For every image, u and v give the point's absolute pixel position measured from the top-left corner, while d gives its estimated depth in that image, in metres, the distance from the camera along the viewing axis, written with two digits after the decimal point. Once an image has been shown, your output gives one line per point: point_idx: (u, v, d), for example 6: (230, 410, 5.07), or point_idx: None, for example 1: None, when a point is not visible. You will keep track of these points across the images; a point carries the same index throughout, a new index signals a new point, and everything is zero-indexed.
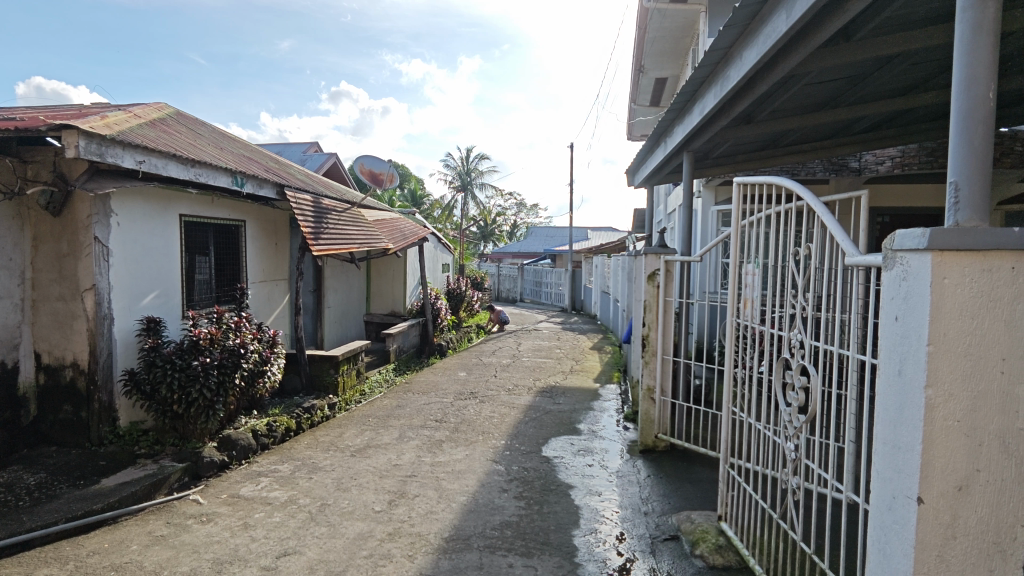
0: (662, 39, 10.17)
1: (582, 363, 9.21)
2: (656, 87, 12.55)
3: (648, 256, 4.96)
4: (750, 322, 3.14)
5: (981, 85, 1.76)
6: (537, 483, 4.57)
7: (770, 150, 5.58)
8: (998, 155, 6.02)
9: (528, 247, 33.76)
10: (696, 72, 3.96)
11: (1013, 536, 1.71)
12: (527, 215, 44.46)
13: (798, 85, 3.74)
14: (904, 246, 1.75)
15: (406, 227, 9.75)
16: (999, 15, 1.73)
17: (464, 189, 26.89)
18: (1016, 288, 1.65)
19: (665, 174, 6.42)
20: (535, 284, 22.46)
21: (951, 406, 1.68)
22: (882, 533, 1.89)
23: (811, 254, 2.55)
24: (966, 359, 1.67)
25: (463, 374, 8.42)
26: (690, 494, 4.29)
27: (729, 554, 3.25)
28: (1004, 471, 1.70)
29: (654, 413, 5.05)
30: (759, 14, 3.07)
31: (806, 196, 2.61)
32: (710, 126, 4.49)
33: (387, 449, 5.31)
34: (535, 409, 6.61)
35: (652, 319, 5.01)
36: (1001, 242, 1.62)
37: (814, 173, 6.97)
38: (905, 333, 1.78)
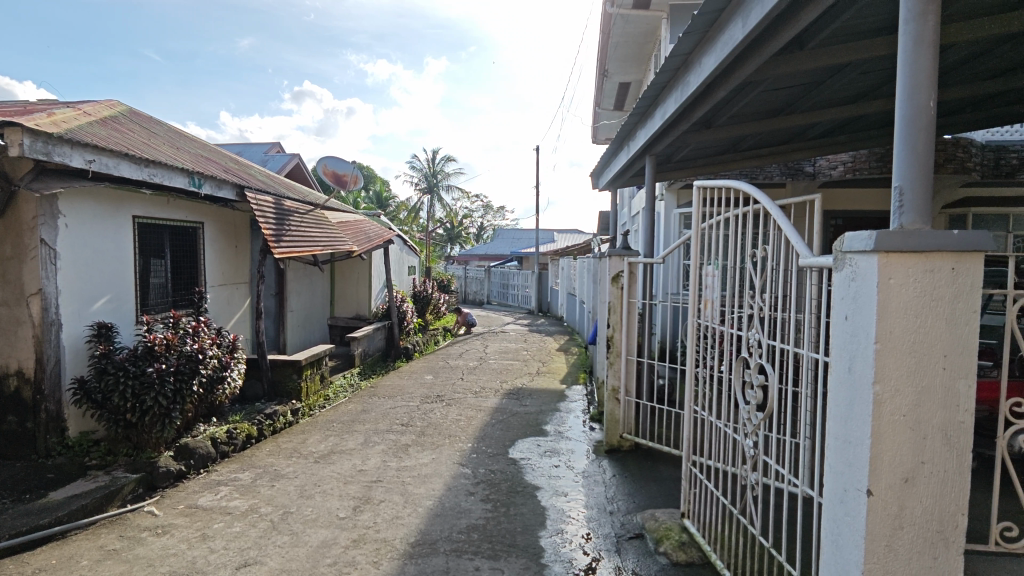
0: (625, 44, 10.33)
1: (548, 365, 9.26)
2: (619, 92, 12.75)
3: (612, 259, 5.05)
4: (710, 323, 3.21)
5: (923, 94, 1.84)
6: (504, 485, 4.58)
7: (730, 155, 5.72)
8: (942, 161, 6.31)
9: (495, 249, 33.78)
10: (658, 77, 4.03)
11: (954, 525, 1.80)
12: (495, 218, 44.46)
13: (754, 92, 3.85)
14: (853, 248, 1.82)
15: (371, 229, 9.63)
16: (939, 27, 1.82)
17: (430, 191, 26.77)
18: (955, 287, 1.73)
19: (629, 177, 6.52)
20: (502, 286, 22.47)
21: (898, 401, 1.75)
22: (835, 525, 1.96)
23: (767, 255, 2.63)
24: (910, 356, 1.74)
25: (430, 377, 8.36)
26: (654, 492, 4.36)
27: (692, 551, 3.33)
28: (946, 463, 1.78)
29: (619, 414, 5.11)
30: (717, 22, 3.14)
31: (763, 200, 2.68)
32: (672, 130, 4.58)
33: (351, 455, 5.24)
34: (501, 411, 6.61)
35: (616, 320, 5.08)
36: (942, 243, 1.69)
37: (771, 177, 7.19)
38: (855, 331, 1.84)
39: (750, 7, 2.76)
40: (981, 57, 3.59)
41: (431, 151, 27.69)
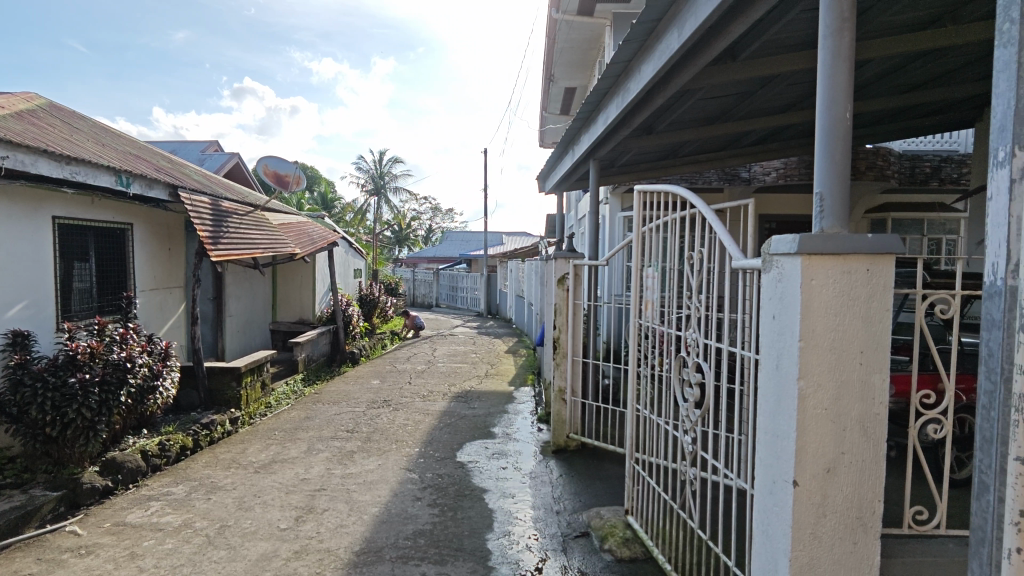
0: (570, 50, 10.49)
1: (497, 367, 9.28)
2: (565, 97, 12.94)
3: (558, 260, 5.10)
4: (652, 323, 3.30)
5: (840, 106, 1.95)
6: (451, 489, 4.55)
7: (670, 160, 5.90)
8: (864, 168, 6.69)
9: (444, 251, 33.57)
10: (600, 84, 4.11)
11: (871, 510, 1.91)
12: (443, 220, 44.18)
13: (692, 99, 3.98)
14: (779, 251, 1.92)
15: (315, 231, 9.38)
16: (853, 43, 1.93)
17: (377, 193, 26.34)
18: (870, 287, 1.85)
19: (574, 181, 6.61)
20: (451, 289, 22.32)
21: (820, 395, 1.85)
22: (765, 515, 2.05)
23: (702, 258, 2.72)
24: (831, 353, 1.84)
25: (377, 382, 8.21)
26: (600, 491, 4.43)
27: (636, 546, 3.41)
28: (865, 453, 1.90)
29: (565, 414, 5.18)
30: (655, 30, 3.24)
31: (698, 204, 2.77)
32: (614, 136, 4.69)
33: (294, 464, 5.07)
34: (449, 415, 6.57)
35: (562, 322, 5.13)
36: (858, 245, 1.80)
37: (709, 183, 7.45)
38: (781, 329, 1.94)
39: (686, 17, 2.84)
40: (897, 73, 3.84)
41: (378, 152, 27.27)
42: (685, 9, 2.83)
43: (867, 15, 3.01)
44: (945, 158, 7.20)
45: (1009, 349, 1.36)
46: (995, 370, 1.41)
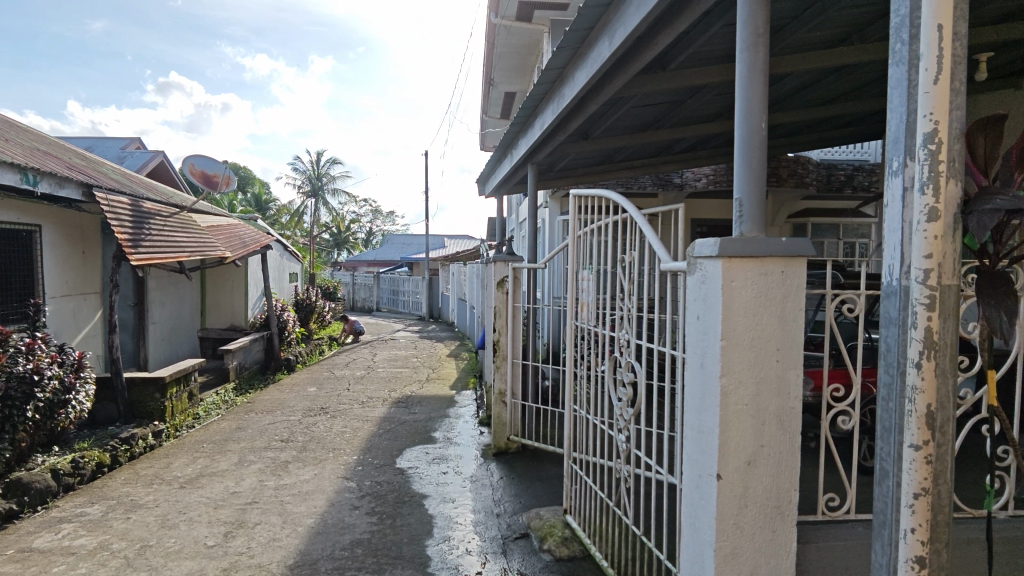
0: (509, 55, 10.56)
1: (438, 371, 9.20)
2: (505, 101, 13.03)
3: (497, 264, 5.13)
4: (587, 324, 3.37)
5: (756, 117, 2.06)
6: (390, 496, 4.47)
7: (606, 165, 6.03)
8: (785, 175, 7.08)
9: (385, 255, 33.03)
10: (536, 89, 4.16)
11: (788, 499, 2.02)
12: (384, 223, 43.47)
13: (625, 106, 4.09)
14: (702, 254, 2.00)
15: (246, 234, 9.00)
16: (768, 58, 2.04)
17: (314, 194, 25.62)
18: (785, 288, 1.95)
19: (513, 185, 6.66)
20: (392, 293, 21.96)
21: (741, 391, 1.94)
22: (693, 508, 2.12)
23: (634, 261, 2.80)
24: (750, 351, 1.94)
25: (313, 389, 7.96)
26: (540, 491, 4.47)
27: (574, 545, 3.47)
28: (781, 445, 2.00)
29: (505, 416, 5.21)
30: (587, 39, 3.31)
31: (630, 209, 2.85)
32: (551, 140, 4.75)
33: (223, 477, 4.85)
34: (389, 421, 6.46)
35: (502, 325, 5.16)
36: (773, 248, 1.90)
37: (644, 188, 7.69)
38: (704, 329, 2.02)
39: (616, 27, 2.92)
40: (813, 86, 4.09)
41: (316, 153, 26.56)
42: (616, 19, 2.90)
43: (784, 31, 3.19)
44: (857, 167, 7.71)
45: (903, 344, 1.48)
46: (893, 364, 1.51)
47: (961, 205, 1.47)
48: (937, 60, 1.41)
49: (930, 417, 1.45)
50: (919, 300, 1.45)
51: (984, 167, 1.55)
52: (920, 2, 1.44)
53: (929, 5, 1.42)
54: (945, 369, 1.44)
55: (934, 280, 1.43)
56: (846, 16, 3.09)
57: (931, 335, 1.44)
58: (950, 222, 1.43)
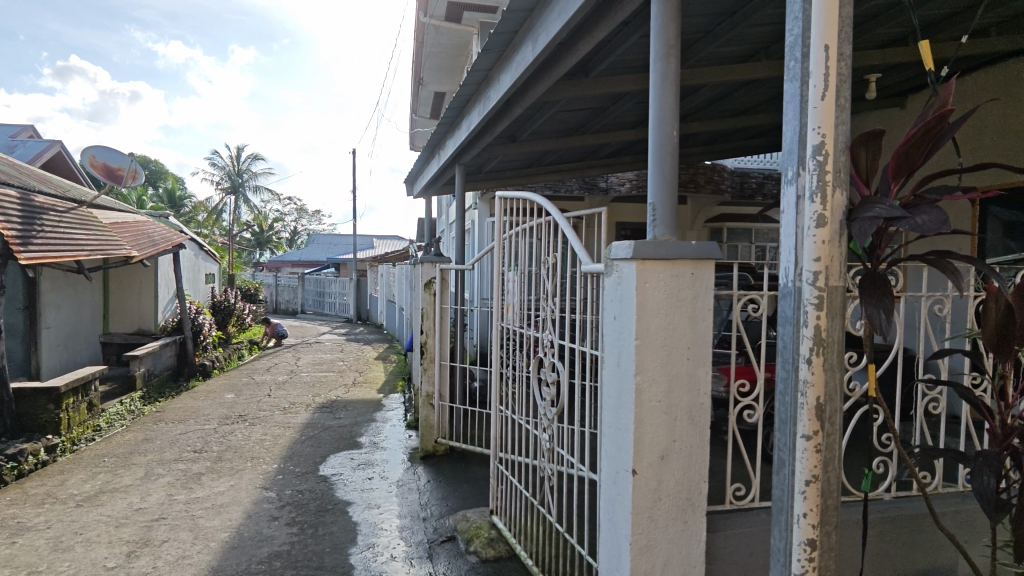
0: (439, 54, 10.48)
1: (365, 375, 8.98)
2: (435, 100, 12.94)
3: (425, 265, 5.07)
4: (513, 325, 3.39)
5: (668, 124, 2.15)
6: (312, 505, 4.31)
7: (534, 168, 6.11)
8: (701, 181, 7.44)
9: (310, 255, 31.89)
10: (462, 90, 4.15)
11: (698, 491, 2.11)
12: (310, 222, 41.94)
13: (551, 111, 4.16)
14: (617, 256, 2.06)
15: (156, 231, 8.42)
16: (678, 69, 2.13)
17: (233, 191, 24.37)
18: (695, 289, 2.04)
19: (441, 186, 6.60)
20: (318, 295, 21.22)
21: (654, 388, 2.02)
22: (611, 503, 2.18)
23: (556, 262, 2.85)
24: (663, 349, 2.01)
25: (231, 396, 7.56)
26: (467, 493, 4.46)
27: (500, 546, 3.48)
28: (692, 439, 2.09)
29: (433, 419, 5.15)
30: (512, 42, 3.33)
31: (553, 212, 2.89)
32: (478, 142, 4.75)
33: (127, 493, 4.51)
34: (312, 427, 6.23)
35: (429, 327, 5.10)
36: (683, 251, 1.99)
37: (571, 191, 7.84)
38: (620, 329, 2.08)
39: (539, 31, 2.96)
40: (725, 99, 4.33)
41: (235, 148, 25.27)
42: (539, 23, 2.94)
43: (697, 45, 3.36)
44: (767, 176, 8.21)
45: (796, 341, 1.58)
46: (787, 360, 1.61)
47: (847, 212, 1.59)
48: (824, 77, 1.52)
49: (819, 408, 1.56)
50: (810, 301, 1.56)
51: (866, 176, 1.69)
52: (810, 22, 1.54)
53: (817, 26, 1.52)
54: (832, 364, 1.56)
55: (822, 282, 1.54)
56: (753, 34, 3.29)
57: (820, 333, 1.55)
58: (836, 228, 1.55)
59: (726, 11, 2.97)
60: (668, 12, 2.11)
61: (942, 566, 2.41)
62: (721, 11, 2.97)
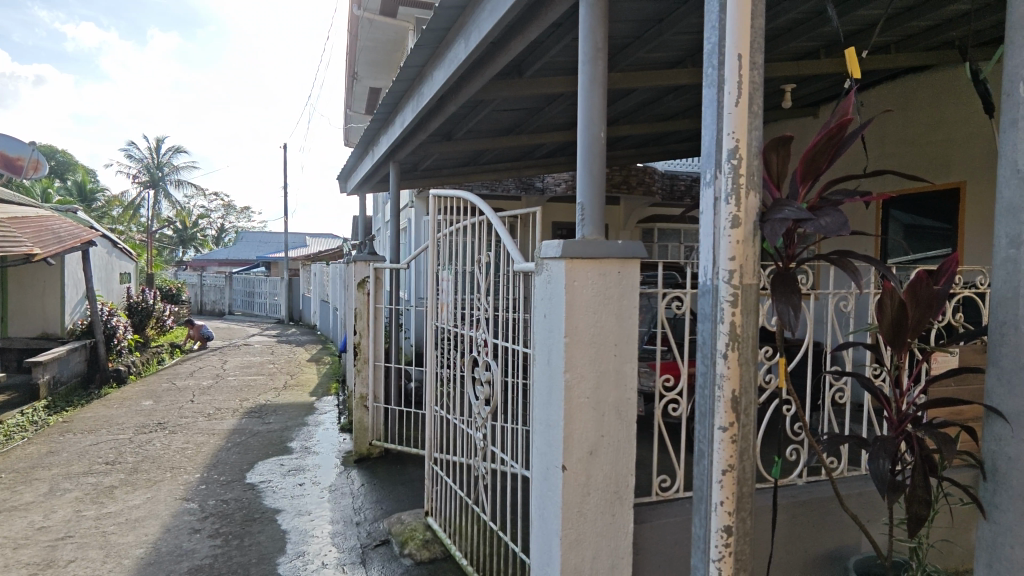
0: (373, 49, 10.28)
1: (297, 377, 8.68)
2: (370, 96, 12.69)
3: (358, 264, 4.95)
4: (447, 324, 3.37)
5: (596, 126, 2.20)
6: (238, 514, 4.12)
7: (470, 167, 6.10)
8: (633, 183, 7.66)
9: (239, 254, 30.48)
10: (395, 86, 4.08)
11: (626, 485, 2.16)
12: (238, 219, 40.07)
13: (486, 110, 4.16)
14: (547, 255, 2.08)
15: (63, 228, 7.82)
16: (606, 71, 2.18)
17: (152, 185, 22.92)
18: (621, 287, 2.09)
19: (375, 183, 6.48)
20: (247, 295, 20.31)
21: (582, 385, 2.06)
22: (542, 499, 2.20)
23: (490, 262, 2.85)
24: (591, 347, 2.06)
25: (149, 402, 7.11)
26: (402, 495, 4.40)
27: (435, 547, 3.45)
28: (620, 433, 2.14)
29: (367, 421, 5.04)
30: (444, 39, 3.31)
31: (487, 211, 2.88)
32: (412, 139, 4.69)
33: (27, 511, 4.15)
34: (239, 433, 5.96)
35: (363, 327, 4.99)
36: (609, 251, 2.04)
37: (508, 190, 7.87)
38: (550, 327, 2.11)
39: (471, 29, 2.95)
40: (654, 103, 4.47)
41: (154, 139, 23.82)
42: (471, 21, 2.94)
43: (627, 50, 3.45)
44: (696, 179, 8.55)
45: (714, 337, 1.64)
46: (706, 354, 1.67)
47: (759, 214, 1.67)
48: (738, 85, 1.60)
49: (735, 401, 1.64)
50: (726, 298, 1.63)
51: (776, 179, 1.79)
52: (725, 31, 1.61)
53: (732, 36, 1.60)
54: (746, 359, 1.63)
55: (737, 279, 1.62)
56: (679, 42, 3.42)
57: (735, 328, 1.62)
58: (749, 228, 1.63)
59: (654, 18, 3.07)
60: (595, 15, 2.15)
61: (848, 545, 2.58)
62: (649, 18, 3.07)
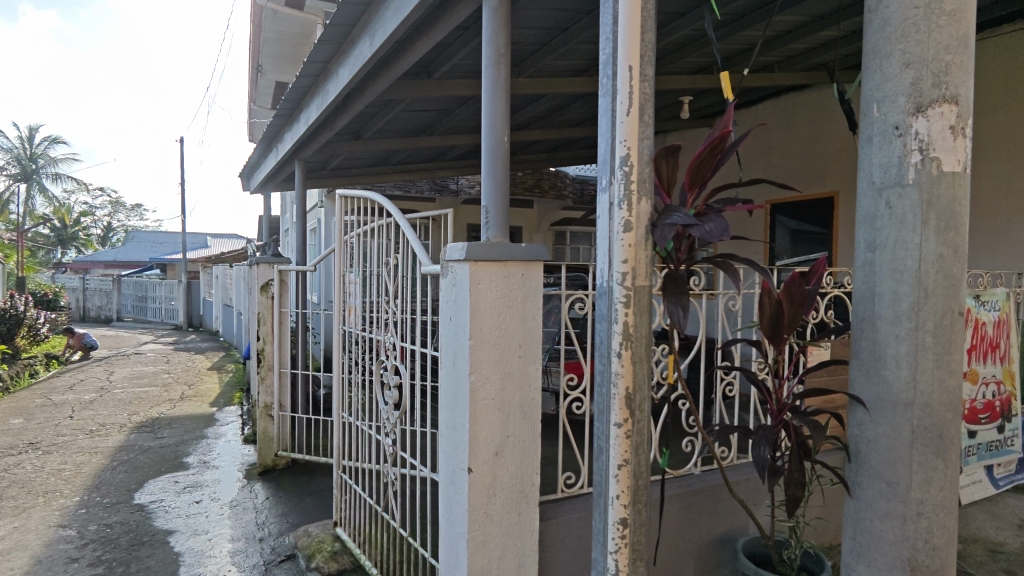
0: (279, 42, 9.84)
1: (196, 387, 8.12)
2: (275, 90, 12.13)
3: (260, 266, 4.72)
4: (354, 328, 3.28)
5: (499, 130, 2.24)
6: (123, 539, 3.79)
7: (381, 167, 5.97)
8: (546, 187, 7.81)
9: (130, 255, 28.08)
10: (298, 81, 3.93)
11: (532, 484, 2.20)
12: (129, 217, 36.90)
13: (395, 110, 4.09)
14: (451, 258, 2.08)
15: None
16: (509, 76, 2.22)
17: (24, 179, 20.61)
18: (525, 289, 2.12)
19: (281, 181, 6.20)
20: (139, 300, 18.74)
21: (487, 386, 2.07)
22: (449, 502, 2.19)
23: (397, 264, 2.80)
24: (496, 349, 2.07)
25: (18, 421, 6.39)
26: (310, 507, 4.23)
27: (344, 558, 3.32)
28: (525, 433, 2.17)
29: (272, 431, 4.79)
30: (349, 35, 3.23)
31: (394, 212, 2.83)
32: (318, 137, 4.53)
33: None
34: (127, 450, 5.49)
35: (266, 332, 4.75)
36: (513, 253, 2.07)
37: (421, 192, 7.78)
38: (455, 330, 2.11)
39: (375, 27, 2.90)
40: (563, 110, 4.59)
41: (26, 128, 21.45)
42: (375, 19, 2.88)
43: (534, 56, 3.52)
44: None
45: (609, 337, 1.71)
46: (603, 354, 1.74)
47: (651, 220, 1.75)
48: (629, 95, 1.67)
49: (629, 398, 1.71)
50: (620, 300, 1.70)
51: (667, 186, 1.89)
52: (617, 43, 1.68)
53: (623, 47, 1.66)
54: (639, 357, 1.70)
55: (630, 282, 1.69)
56: (583, 51, 3.53)
57: (628, 328, 1.69)
58: (641, 232, 1.70)
59: (558, 27, 3.15)
60: (498, 20, 2.18)
61: (737, 528, 2.76)
62: (553, 27, 3.15)
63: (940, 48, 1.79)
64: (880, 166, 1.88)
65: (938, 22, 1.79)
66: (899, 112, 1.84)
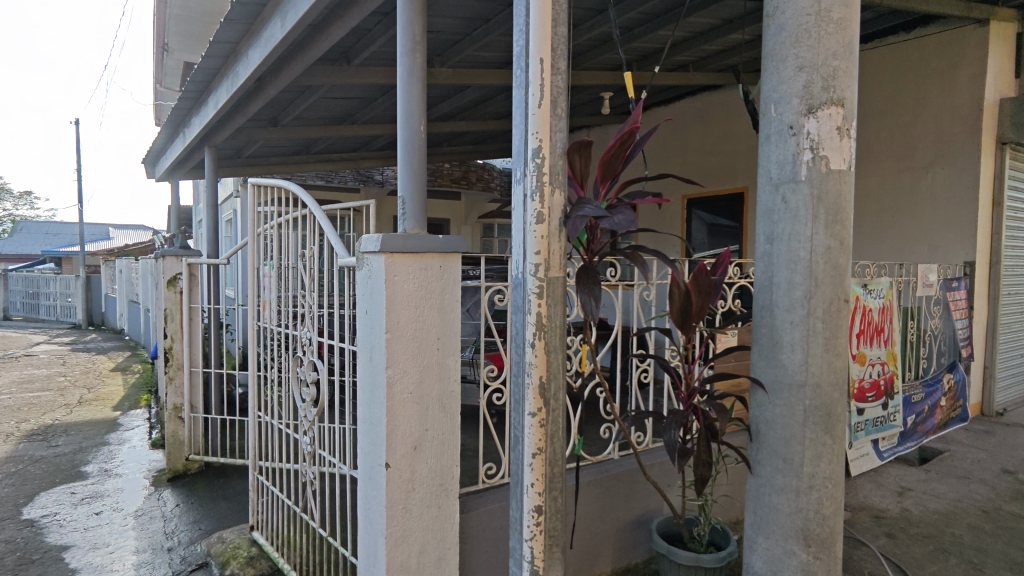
0: (187, 19, 9.23)
1: (96, 391, 7.52)
2: (184, 72, 11.38)
3: (167, 259, 4.44)
4: (269, 324, 3.14)
5: (415, 120, 2.20)
6: (8, 559, 3.46)
7: (301, 156, 5.74)
8: (472, 180, 7.82)
9: (19, 248, 25.57)
10: (205, 62, 3.70)
11: (451, 476, 2.19)
12: (17, 207, 33.56)
13: (313, 96, 3.94)
14: (366, 249, 2.03)
15: None
16: (425, 64, 2.18)
17: None
18: (443, 281, 2.10)
19: (190, 169, 5.83)
20: (31, 297, 17.11)
21: (405, 380, 2.04)
22: (367, 499, 2.15)
23: (312, 256, 2.70)
24: (413, 342, 2.05)
25: None
26: (225, 512, 4.03)
27: (261, 563, 3.17)
28: (444, 426, 2.16)
29: (183, 434, 4.53)
30: (259, 15, 3.07)
31: (309, 202, 2.72)
32: (229, 123, 4.29)
33: None
34: (14, 461, 5.01)
35: (175, 330, 4.47)
36: (429, 245, 2.04)
37: (345, 182, 7.55)
38: (371, 323, 2.06)
39: (287, 8, 2.77)
40: (487, 102, 4.58)
41: None
42: (287, 0, 2.76)
43: (456, 47, 3.49)
44: None
45: (523, 328, 1.72)
46: (518, 345, 1.75)
47: (564, 212, 1.78)
48: (541, 87, 1.68)
49: (543, 387, 1.73)
50: (533, 291, 1.71)
51: (580, 179, 1.93)
52: (529, 34, 1.68)
53: (535, 39, 1.67)
54: (553, 347, 1.73)
55: (543, 273, 1.71)
56: (505, 43, 3.53)
57: (542, 318, 1.71)
58: (554, 224, 1.72)
59: (479, 17, 3.14)
60: (413, 7, 2.13)
61: (652, 510, 2.88)
62: (475, 17, 3.13)
63: (829, 54, 1.92)
64: (777, 162, 2.00)
65: (826, 29, 1.92)
66: (793, 113, 1.96)
